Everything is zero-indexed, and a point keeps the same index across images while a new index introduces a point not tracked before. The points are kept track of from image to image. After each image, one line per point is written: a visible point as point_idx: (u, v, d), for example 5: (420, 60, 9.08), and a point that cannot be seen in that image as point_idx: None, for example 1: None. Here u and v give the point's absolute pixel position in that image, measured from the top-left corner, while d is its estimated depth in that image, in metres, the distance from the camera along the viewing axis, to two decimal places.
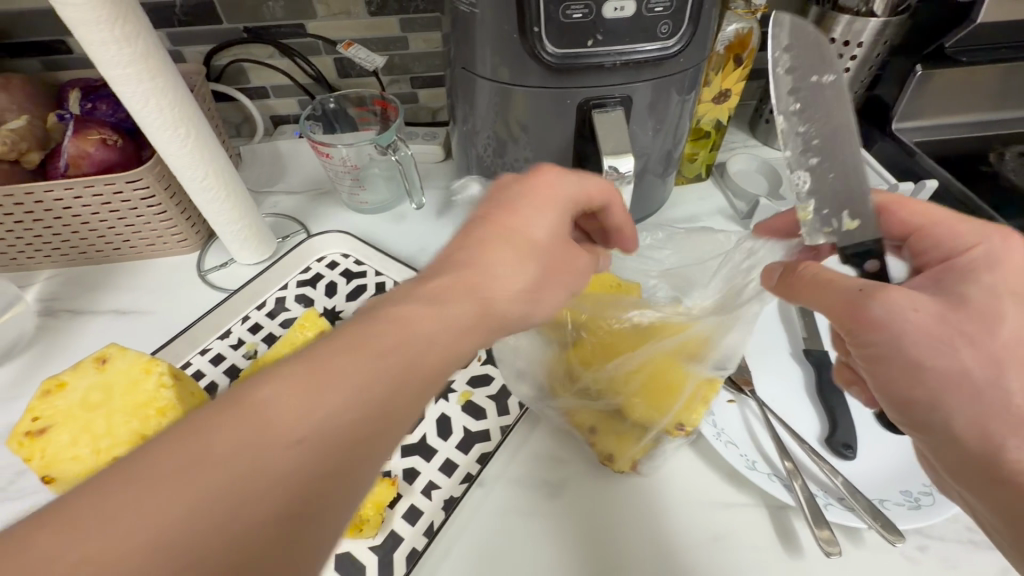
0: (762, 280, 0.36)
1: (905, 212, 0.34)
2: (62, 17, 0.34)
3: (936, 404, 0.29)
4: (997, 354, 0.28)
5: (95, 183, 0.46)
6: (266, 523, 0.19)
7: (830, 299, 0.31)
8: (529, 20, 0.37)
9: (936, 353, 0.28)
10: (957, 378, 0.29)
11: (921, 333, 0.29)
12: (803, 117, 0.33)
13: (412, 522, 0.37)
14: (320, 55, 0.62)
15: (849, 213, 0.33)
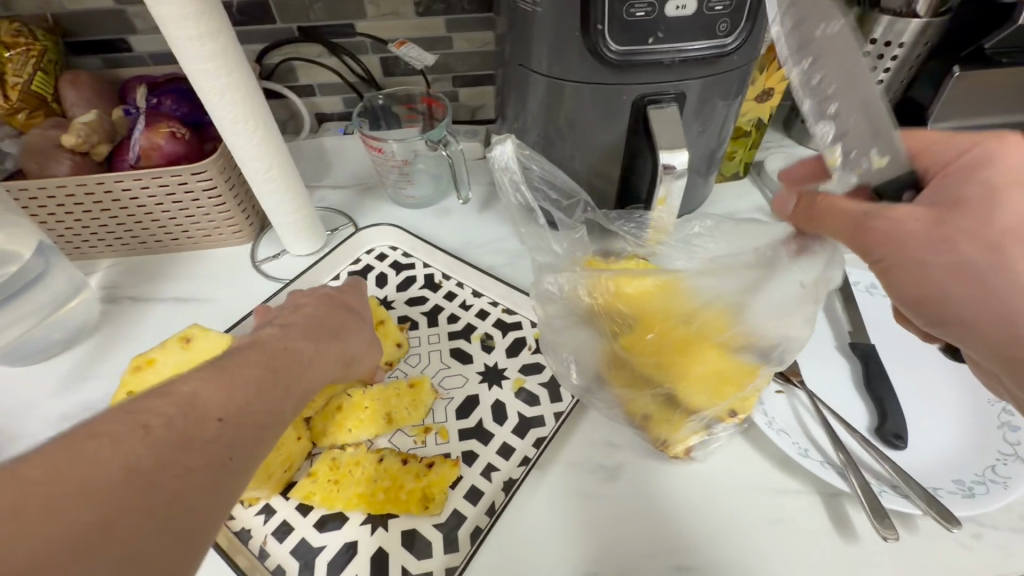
0: (777, 208, 0.36)
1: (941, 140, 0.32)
2: (154, 14, 0.36)
3: (944, 299, 0.29)
4: (996, 237, 0.28)
5: (162, 174, 0.48)
6: (144, 480, 0.22)
7: (840, 226, 0.31)
8: (593, 18, 0.38)
9: (939, 251, 0.28)
10: (955, 268, 0.29)
11: (917, 238, 0.29)
12: (817, 68, 0.31)
13: (474, 502, 0.38)
14: (368, 54, 0.64)
15: (881, 151, 0.31)
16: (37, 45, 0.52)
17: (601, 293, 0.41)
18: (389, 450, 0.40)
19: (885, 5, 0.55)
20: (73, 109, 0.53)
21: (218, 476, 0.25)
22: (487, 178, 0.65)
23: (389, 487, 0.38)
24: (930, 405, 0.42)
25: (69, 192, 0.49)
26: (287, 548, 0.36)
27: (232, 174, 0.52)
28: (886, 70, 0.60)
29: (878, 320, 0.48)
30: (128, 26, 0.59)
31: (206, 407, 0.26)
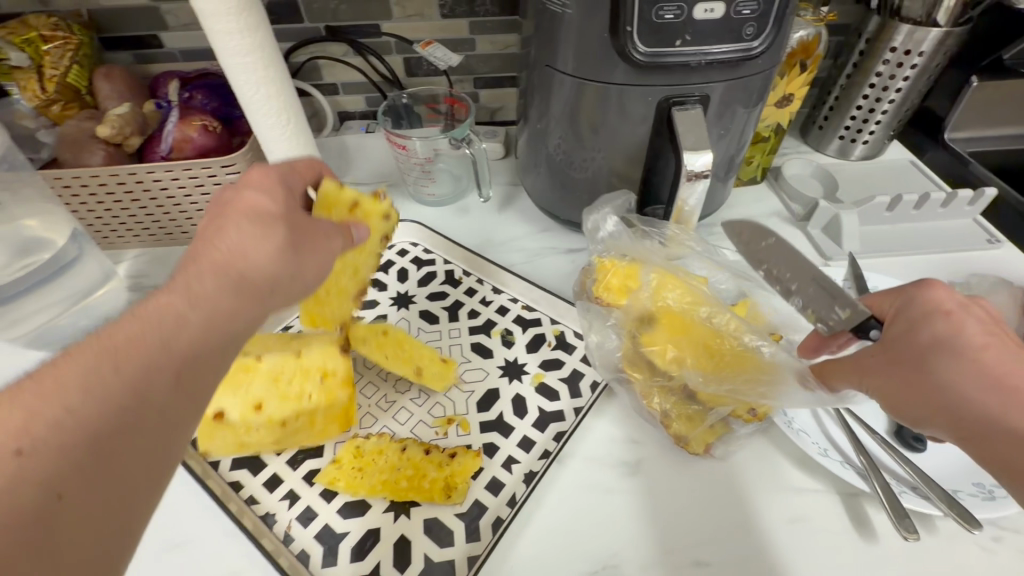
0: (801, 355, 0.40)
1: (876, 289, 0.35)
2: (197, 8, 0.37)
3: (921, 414, 0.31)
4: (923, 354, 0.30)
5: (193, 166, 0.49)
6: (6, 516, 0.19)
7: (832, 372, 0.36)
8: (622, 19, 0.39)
9: (893, 383, 0.32)
10: (909, 386, 0.31)
11: (877, 374, 0.32)
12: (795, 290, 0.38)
13: (495, 493, 0.39)
14: (392, 54, 0.65)
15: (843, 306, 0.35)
16: (75, 39, 0.54)
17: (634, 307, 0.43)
18: (411, 440, 0.41)
19: (905, 14, 0.56)
20: (106, 101, 0.54)
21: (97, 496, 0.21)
22: (506, 178, 0.66)
23: (412, 475, 0.38)
24: None
25: (101, 182, 0.50)
26: (311, 534, 0.37)
27: None
28: (905, 79, 0.60)
29: None
30: (161, 22, 0.60)
31: (87, 409, 0.22)
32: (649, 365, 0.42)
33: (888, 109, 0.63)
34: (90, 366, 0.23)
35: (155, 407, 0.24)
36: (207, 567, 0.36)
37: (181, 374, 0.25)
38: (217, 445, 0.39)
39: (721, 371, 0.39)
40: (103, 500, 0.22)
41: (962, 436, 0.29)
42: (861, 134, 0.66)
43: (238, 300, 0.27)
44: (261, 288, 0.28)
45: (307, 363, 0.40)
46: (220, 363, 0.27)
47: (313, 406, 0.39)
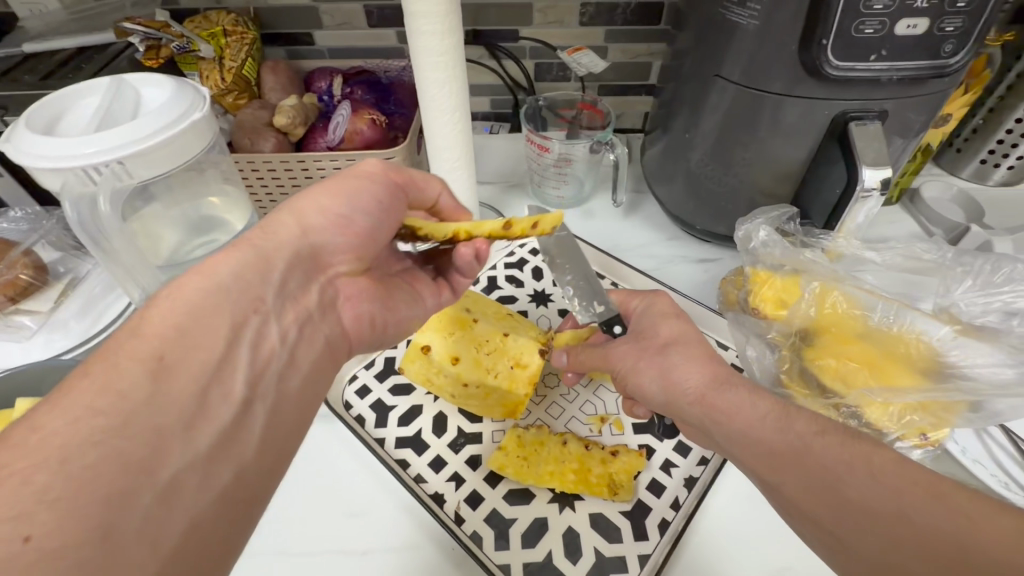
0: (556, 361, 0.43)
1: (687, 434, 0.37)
2: (409, 9, 0.40)
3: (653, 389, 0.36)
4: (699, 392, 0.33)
5: (357, 156, 0.52)
6: (64, 500, 0.18)
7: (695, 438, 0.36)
8: (819, 33, 0.39)
9: (648, 363, 0.37)
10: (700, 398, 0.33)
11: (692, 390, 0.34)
12: None
13: (657, 494, 0.39)
14: (525, 58, 0.67)
15: None
16: (251, 34, 0.58)
17: (796, 326, 0.43)
18: (570, 435, 0.42)
19: None
20: (270, 93, 0.58)
21: (151, 474, 0.21)
22: (629, 184, 0.67)
23: (578, 469, 0.39)
24: None
25: (271, 167, 0.54)
26: (480, 516, 0.38)
27: (411, 162, 0.56)
28: None
29: None
30: (317, 21, 0.64)
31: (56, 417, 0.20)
32: (813, 381, 0.41)
33: None
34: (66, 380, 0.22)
35: (141, 392, 0.22)
36: (384, 538, 0.37)
37: (165, 356, 0.23)
38: (411, 370, 0.44)
39: (900, 386, 0.38)
40: (160, 488, 0.21)
41: (769, 459, 0.29)
42: (1005, 160, 0.64)
43: (218, 272, 0.28)
44: (249, 240, 0.30)
45: (507, 346, 0.44)
46: (230, 336, 0.26)
47: (496, 383, 0.42)
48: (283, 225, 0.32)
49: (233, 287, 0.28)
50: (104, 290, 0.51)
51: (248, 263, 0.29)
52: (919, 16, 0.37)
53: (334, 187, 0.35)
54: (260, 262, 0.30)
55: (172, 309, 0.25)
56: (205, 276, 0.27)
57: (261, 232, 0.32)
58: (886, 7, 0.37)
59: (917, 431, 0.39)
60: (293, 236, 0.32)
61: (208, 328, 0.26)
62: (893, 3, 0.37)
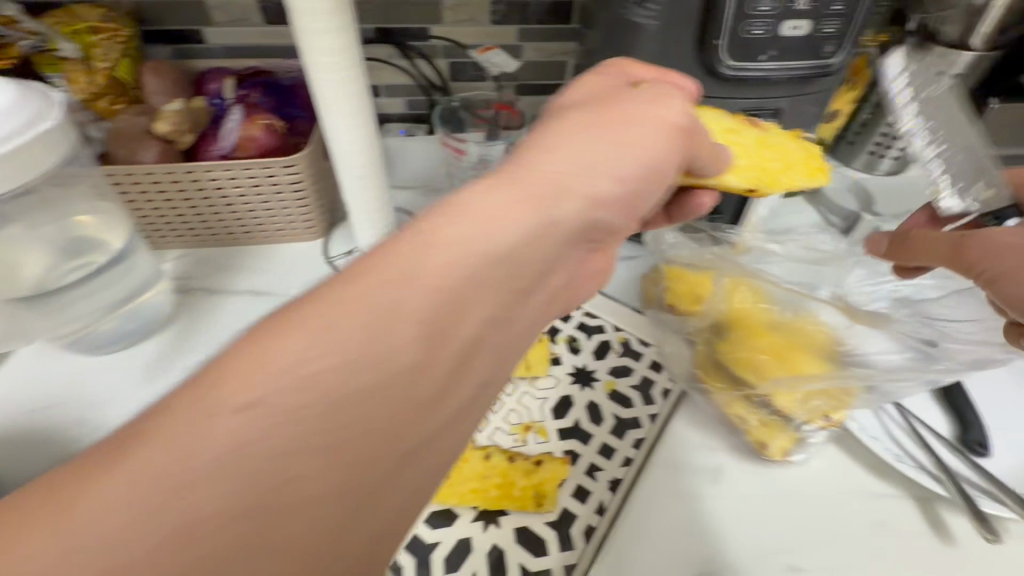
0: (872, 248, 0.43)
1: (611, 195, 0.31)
2: (293, 5, 0.37)
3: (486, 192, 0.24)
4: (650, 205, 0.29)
5: (254, 164, 0.48)
6: None
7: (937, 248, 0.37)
8: (712, 33, 0.40)
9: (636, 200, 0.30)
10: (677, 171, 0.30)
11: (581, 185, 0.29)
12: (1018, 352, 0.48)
13: (582, 501, 0.39)
14: (439, 58, 0.65)
15: None
16: (124, 32, 0.52)
17: (709, 321, 0.44)
18: (494, 448, 0.40)
19: (941, 38, 0.60)
20: (153, 96, 0.52)
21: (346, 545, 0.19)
22: None
23: (501, 484, 0.38)
24: (1006, 416, 0.44)
25: (155, 179, 0.48)
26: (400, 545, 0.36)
27: (317, 169, 0.52)
28: None
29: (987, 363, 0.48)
30: (207, 18, 0.59)
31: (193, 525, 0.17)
32: (726, 372, 0.42)
33: None
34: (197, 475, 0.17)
35: (231, 508, 0.17)
36: None
37: (164, 424, 0.18)
38: None
39: (805, 374, 0.40)
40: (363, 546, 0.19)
41: None
42: (890, 151, 0.69)
43: (373, 295, 0.20)
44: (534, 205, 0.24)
45: None
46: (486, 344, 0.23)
47: None
48: (549, 178, 0.26)
49: (473, 265, 0.22)
50: None
51: (477, 235, 0.23)
52: (801, 18, 0.39)
53: (593, 127, 0.28)
54: (537, 228, 0.24)
55: (297, 341, 0.19)
56: (404, 266, 0.21)
57: (544, 196, 0.25)
58: (772, 9, 0.38)
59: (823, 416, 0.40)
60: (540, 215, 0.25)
61: (372, 348, 0.20)
62: (777, 5, 0.38)
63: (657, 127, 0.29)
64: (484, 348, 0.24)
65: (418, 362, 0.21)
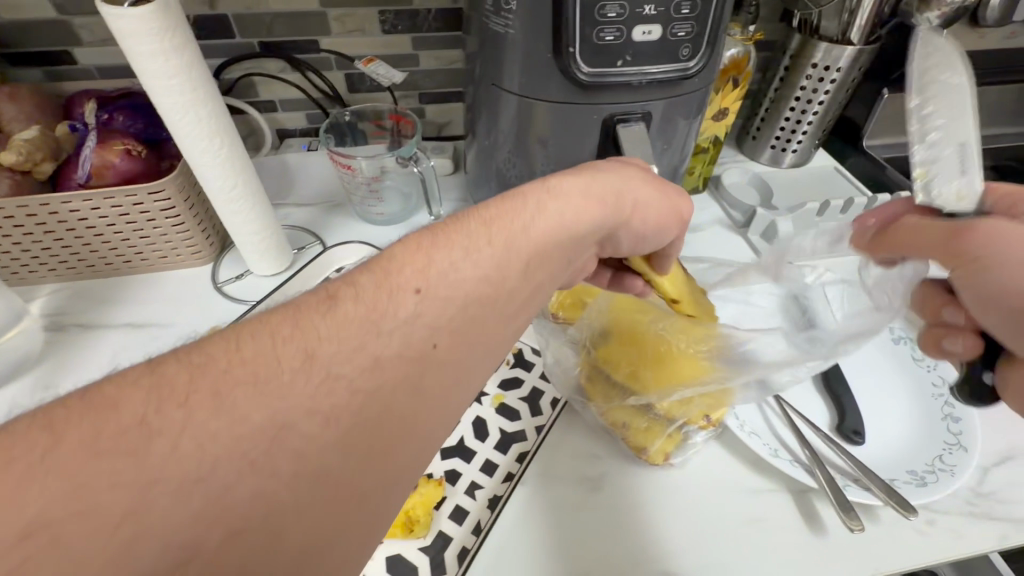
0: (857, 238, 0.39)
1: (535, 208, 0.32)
2: (113, 28, 0.35)
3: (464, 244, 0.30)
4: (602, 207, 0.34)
5: (116, 193, 0.46)
6: None
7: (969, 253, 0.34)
8: (564, 41, 0.39)
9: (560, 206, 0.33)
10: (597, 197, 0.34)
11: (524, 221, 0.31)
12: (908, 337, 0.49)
13: (459, 522, 0.38)
14: (332, 70, 0.63)
15: (941, 374, 0.46)
16: None
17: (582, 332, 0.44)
18: None
19: (823, 33, 0.61)
20: (10, 124, 0.49)
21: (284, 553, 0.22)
22: (457, 193, 0.66)
23: None
24: (881, 402, 0.45)
25: (9, 215, 0.46)
26: None
27: (193, 193, 0.50)
28: (826, 93, 0.65)
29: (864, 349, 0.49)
30: (74, 37, 0.56)
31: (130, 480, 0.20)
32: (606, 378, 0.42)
33: (813, 121, 0.67)
34: (149, 438, 0.21)
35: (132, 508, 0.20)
36: None
37: (123, 448, 0.20)
38: None
39: (674, 382, 0.39)
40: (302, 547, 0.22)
41: None
42: (790, 144, 0.70)
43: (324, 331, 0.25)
44: (490, 232, 0.30)
45: None
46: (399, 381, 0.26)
47: None
48: (521, 217, 0.31)
49: (484, 271, 0.29)
50: None
51: (490, 253, 0.29)
52: (651, 23, 0.39)
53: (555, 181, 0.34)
54: (512, 256, 0.30)
55: (323, 331, 0.25)
56: (430, 272, 0.28)
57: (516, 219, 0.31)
58: (620, 15, 0.38)
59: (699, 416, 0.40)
60: (489, 227, 0.30)
61: (323, 391, 0.24)
62: (624, 11, 0.38)
63: (608, 189, 0.35)
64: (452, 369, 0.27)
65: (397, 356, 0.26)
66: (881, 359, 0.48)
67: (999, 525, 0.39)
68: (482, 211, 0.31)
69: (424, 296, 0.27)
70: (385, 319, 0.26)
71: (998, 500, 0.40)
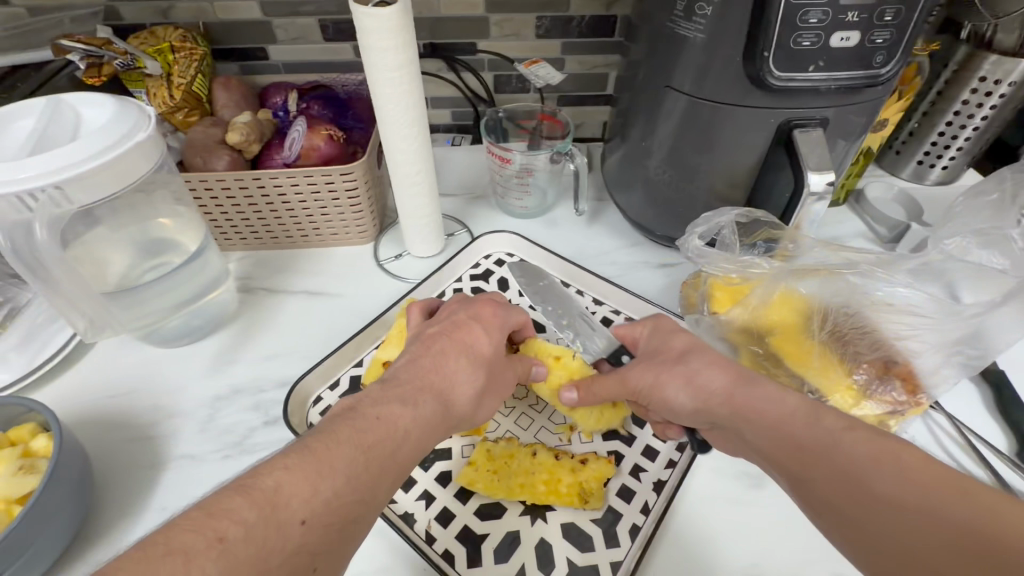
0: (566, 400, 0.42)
1: (427, 343, 0.38)
2: (360, 26, 0.40)
3: (410, 365, 0.36)
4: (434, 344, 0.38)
5: (315, 173, 0.51)
6: None
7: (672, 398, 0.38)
8: (761, 45, 0.41)
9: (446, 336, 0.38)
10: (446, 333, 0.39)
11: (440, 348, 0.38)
12: None
13: (628, 500, 0.39)
14: (484, 71, 0.68)
15: None
16: (200, 50, 0.57)
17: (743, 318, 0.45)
18: (540, 445, 0.42)
19: (996, 46, 0.59)
20: (223, 110, 0.57)
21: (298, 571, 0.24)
22: (591, 192, 0.68)
23: (548, 480, 0.39)
24: None
25: (225, 185, 0.52)
26: (451, 534, 0.38)
27: (370, 178, 0.56)
28: (991, 108, 0.62)
29: None
30: (271, 36, 0.63)
31: (290, 508, 0.25)
32: (769, 362, 0.44)
33: (970, 137, 0.65)
34: (302, 453, 0.27)
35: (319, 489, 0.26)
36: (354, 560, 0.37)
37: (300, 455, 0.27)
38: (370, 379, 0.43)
39: (831, 375, 0.42)
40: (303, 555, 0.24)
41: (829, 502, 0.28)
42: (940, 160, 0.68)
43: (419, 406, 0.33)
44: (429, 369, 0.35)
45: None
46: (390, 453, 0.30)
47: None
48: (454, 352, 0.37)
49: (482, 365, 0.37)
50: (48, 319, 0.50)
51: (450, 339, 0.38)
52: (851, 29, 0.39)
53: (428, 335, 0.39)
54: (434, 389, 0.34)
55: (406, 413, 0.32)
56: (392, 395, 0.33)
57: (450, 332, 0.39)
58: (821, 21, 0.39)
59: (848, 393, 0.41)
60: (422, 365, 0.36)
61: (407, 444, 0.31)
62: (827, 17, 0.39)
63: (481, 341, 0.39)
64: (401, 445, 0.30)
65: (411, 401, 0.32)
66: None
67: None
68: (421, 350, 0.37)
69: (389, 412, 0.31)
70: (420, 392, 0.33)
71: None
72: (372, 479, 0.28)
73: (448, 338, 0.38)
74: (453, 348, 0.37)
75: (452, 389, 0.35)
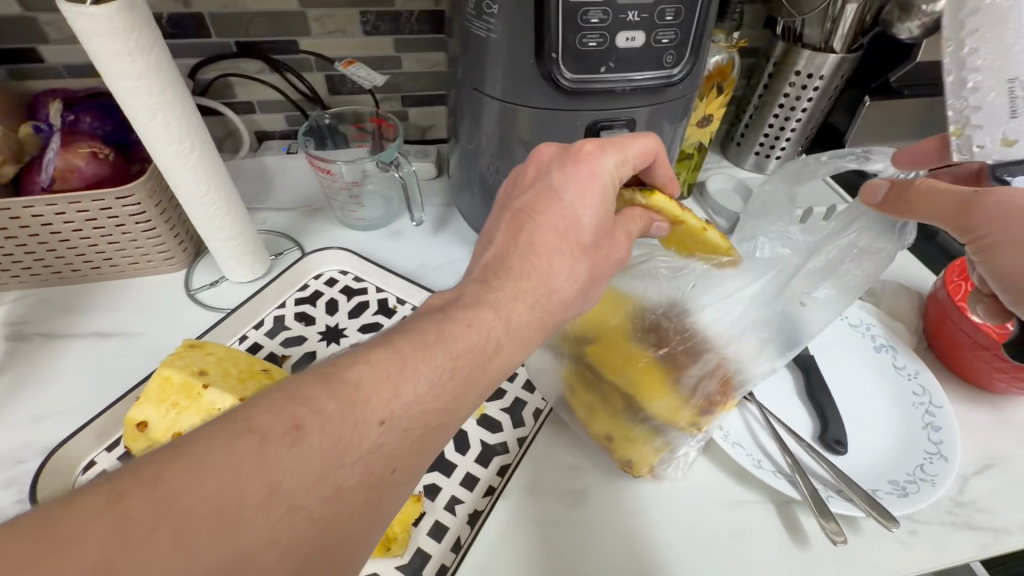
0: (864, 199, 0.34)
1: (530, 225, 0.33)
2: (74, 27, 0.33)
3: (514, 257, 0.32)
4: (539, 228, 0.33)
5: (82, 197, 0.44)
6: None
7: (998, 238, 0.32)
8: (547, 47, 0.39)
9: (552, 213, 0.33)
10: (562, 205, 0.34)
11: (557, 233, 0.33)
12: (895, 348, 0.49)
13: (438, 538, 0.37)
14: (312, 71, 0.62)
15: (922, 382, 0.46)
16: None
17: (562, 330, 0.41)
18: None
19: (806, 41, 0.61)
20: None
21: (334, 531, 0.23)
22: (441, 198, 0.65)
23: None
24: (866, 405, 0.46)
25: None
26: None
27: (164, 199, 0.49)
28: (809, 101, 0.65)
29: (846, 356, 0.49)
30: (41, 35, 0.54)
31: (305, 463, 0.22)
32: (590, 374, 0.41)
33: (795, 128, 0.68)
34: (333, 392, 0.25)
35: (342, 438, 0.24)
36: None
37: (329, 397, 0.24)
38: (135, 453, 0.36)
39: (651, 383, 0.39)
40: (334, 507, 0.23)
41: None
42: (773, 150, 0.70)
43: (501, 329, 0.30)
44: (542, 287, 0.32)
45: None
46: (468, 391, 0.28)
47: None
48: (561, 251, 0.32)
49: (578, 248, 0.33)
50: None
51: (557, 229, 0.33)
52: (634, 29, 0.39)
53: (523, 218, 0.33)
54: (530, 305, 0.31)
55: (492, 332, 0.30)
56: (481, 313, 0.30)
57: (534, 213, 0.33)
58: (603, 21, 0.38)
59: (664, 399, 0.39)
60: (512, 265, 0.32)
61: (472, 376, 0.29)
62: (607, 17, 0.38)
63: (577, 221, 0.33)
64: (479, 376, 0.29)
65: (494, 320, 0.30)
66: (864, 367, 0.48)
67: (978, 534, 0.39)
68: (521, 228, 0.33)
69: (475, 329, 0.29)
70: (512, 293, 0.31)
71: (978, 509, 0.40)
72: (434, 420, 0.27)
73: (556, 228, 0.33)
74: (570, 241, 0.33)
75: (555, 294, 0.32)
